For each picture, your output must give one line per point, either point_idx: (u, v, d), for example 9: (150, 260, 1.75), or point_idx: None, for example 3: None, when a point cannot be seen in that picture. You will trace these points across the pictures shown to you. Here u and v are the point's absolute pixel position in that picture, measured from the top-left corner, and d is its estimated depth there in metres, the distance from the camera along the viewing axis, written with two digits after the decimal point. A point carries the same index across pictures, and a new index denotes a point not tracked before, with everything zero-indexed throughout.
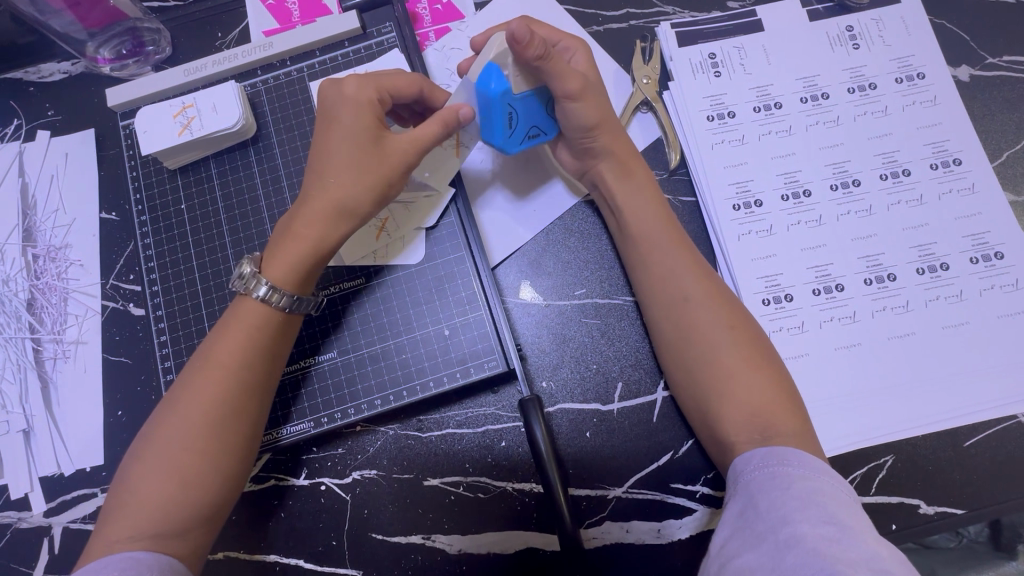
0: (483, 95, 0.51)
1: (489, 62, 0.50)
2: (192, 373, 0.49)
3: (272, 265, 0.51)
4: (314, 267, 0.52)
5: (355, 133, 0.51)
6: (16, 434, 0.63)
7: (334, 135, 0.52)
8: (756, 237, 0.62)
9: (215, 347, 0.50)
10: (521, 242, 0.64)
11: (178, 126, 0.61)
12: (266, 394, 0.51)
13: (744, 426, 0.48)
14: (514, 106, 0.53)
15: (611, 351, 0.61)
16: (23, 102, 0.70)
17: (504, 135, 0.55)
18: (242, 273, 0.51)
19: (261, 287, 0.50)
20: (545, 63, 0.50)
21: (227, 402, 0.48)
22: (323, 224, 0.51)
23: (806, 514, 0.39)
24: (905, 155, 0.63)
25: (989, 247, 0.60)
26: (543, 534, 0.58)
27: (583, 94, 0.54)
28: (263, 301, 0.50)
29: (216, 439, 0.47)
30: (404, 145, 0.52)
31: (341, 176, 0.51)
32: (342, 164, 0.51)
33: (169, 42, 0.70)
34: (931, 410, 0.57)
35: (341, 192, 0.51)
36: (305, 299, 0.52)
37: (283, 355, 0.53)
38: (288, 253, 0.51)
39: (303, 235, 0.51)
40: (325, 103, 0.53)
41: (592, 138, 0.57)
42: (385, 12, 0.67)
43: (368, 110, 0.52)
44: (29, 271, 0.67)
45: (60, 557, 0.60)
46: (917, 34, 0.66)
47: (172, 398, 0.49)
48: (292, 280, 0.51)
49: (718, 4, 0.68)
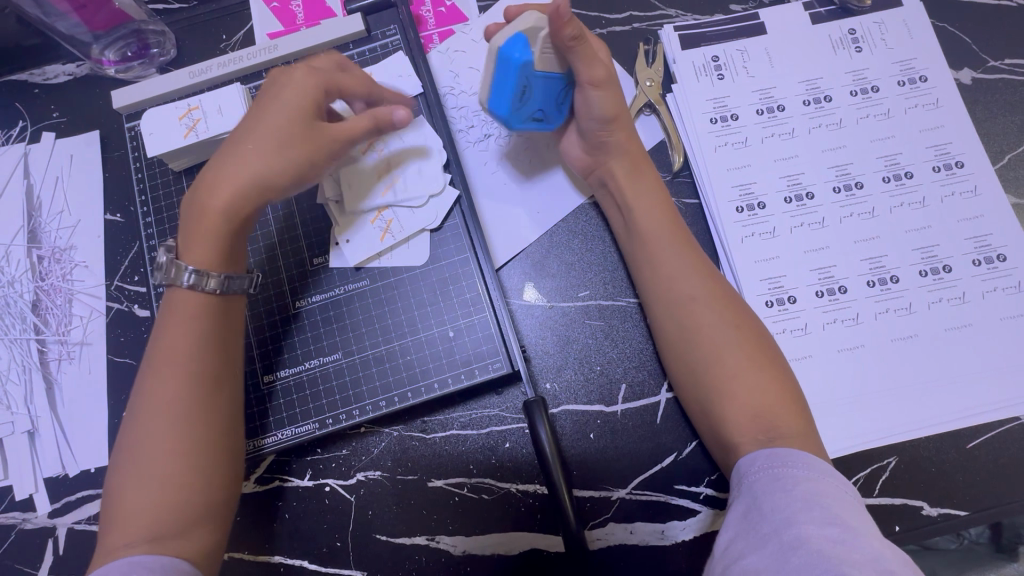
0: (505, 63, 0.51)
1: (518, 33, 0.50)
2: (151, 373, 0.49)
3: (192, 245, 0.50)
4: (232, 247, 0.52)
5: (288, 111, 0.52)
6: (21, 435, 0.63)
7: (270, 112, 0.52)
8: (759, 239, 0.62)
9: (167, 345, 0.50)
10: (525, 243, 0.64)
11: (184, 128, 0.61)
12: (229, 382, 0.51)
13: (747, 428, 0.48)
14: (530, 81, 0.53)
15: (615, 352, 0.61)
16: (29, 104, 0.71)
17: (511, 106, 0.54)
18: (161, 263, 0.51)
19: (183, 274, 0.50)
20: (579, 45, 0.51)
21: (190, 395, 0.48)
22: (240, 201, 0.51)
23: (810, 515, 0.40)
24: (907, 157, 0.63)
25: (991, 249, 0.61)
26: (547, 535, 0.58)
27: (604, 84, 0.55)
28: (193, 287, 0.50)
29: (187, 431, 0.47)
30: (335, 134, 0.54)
31: (268, 154, 0.51)
32: (270, 141, 0.51)
33: (174, 45, 0.71)
34: (934, 411, 0.57)
35: (264, 170, 0.51)
36: (238, 278, 0.52)
37: (236, 346, 0.53)
38: (202, 231, 0.50)
39: (219, 213, 0.50)
40: (269, 85, 0.54)
41: (608, 131, 0.58)
42: (390, 15, 0.67)
43: (311, 95, 0.53)
44: (34, 273, 0.67)
45: (64, 558, 0.60)
46: (919, 37, 0.66)
47: (136, 401, 0.49)
48: (204, 259, 0.50)
49: (721, 7, 0.69)
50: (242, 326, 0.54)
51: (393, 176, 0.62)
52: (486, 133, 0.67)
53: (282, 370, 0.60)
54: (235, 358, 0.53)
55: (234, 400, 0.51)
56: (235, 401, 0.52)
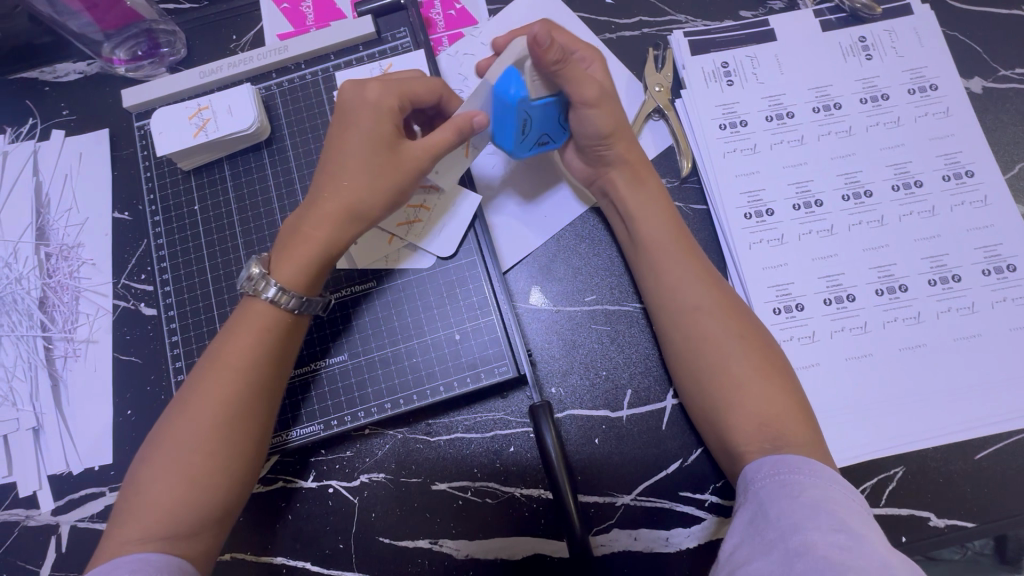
0: (501, 101, 0.52)
1: (509, 67, 0.51)
2: (205, 373, 0.49)
3: (283, 267, 0.50)
4: (323, 268, 0.52)
5: (374, 136, 0.51)
6: (25, 432, 0.63)
7: (353, 138, 0.52)
8: (767, 246, 0.62)
9: (226, 348, 0.50)
10: (532, 247, 0.64)
11: (194, 127, 0.61)
12: (276, 393, 0.51)
13: (752, 437, 0.48)
14: (529, 114, 0.53)
15: (622, 358, 0.61)
16: (39, 101, 0.71)
17: (514, 140, 0.55)
18: (251, 274, 0.50)
19: (269, 289, 0.50)
20: (564, 69, 0.50)
21: (239, 403, 0.48)
22: (333, 227, 0.51)
23: (816, 522, 0.39)
24: (917, 166, 0.63)
25: (1001, 260, 0.60)
26: (551, 541, 0.58)
27: (599, 102, 0.54)
28: (271, 302, 0.50)
29: (228, 438, 0.47)
30: (419, 153, 0.52)
31: (354, 176, 0.51)
32: (358, 166, 0.51)
33: (184, 44, 0.71)
34: (940, 421, 0.57)
35: (353, 195, 0.51)
36: (313, 300, 0.52)
37: (288, 360, 0.52)
38: (296, 257, 0.51)
39: (311, 236, 0.51)
40: (351, 101, 0.53)
41: (607, 146, 0.57)
42: (399, 18, 0.68)
43: (388, 114, 0.52)
44: (41, 270, 0.67)
45: (67, 556, 0.60)
46: (930, 45, 0.66)
47: (181, 399, 0.48)
48: (300, 285, 0.51)
49: (731, 13, 0.69)
50: (300, 341, 0.54)
51: (421, 214, 0.61)
52: None
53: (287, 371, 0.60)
54: (289, 371, 0.52)
55: (274, 411, 0.51)
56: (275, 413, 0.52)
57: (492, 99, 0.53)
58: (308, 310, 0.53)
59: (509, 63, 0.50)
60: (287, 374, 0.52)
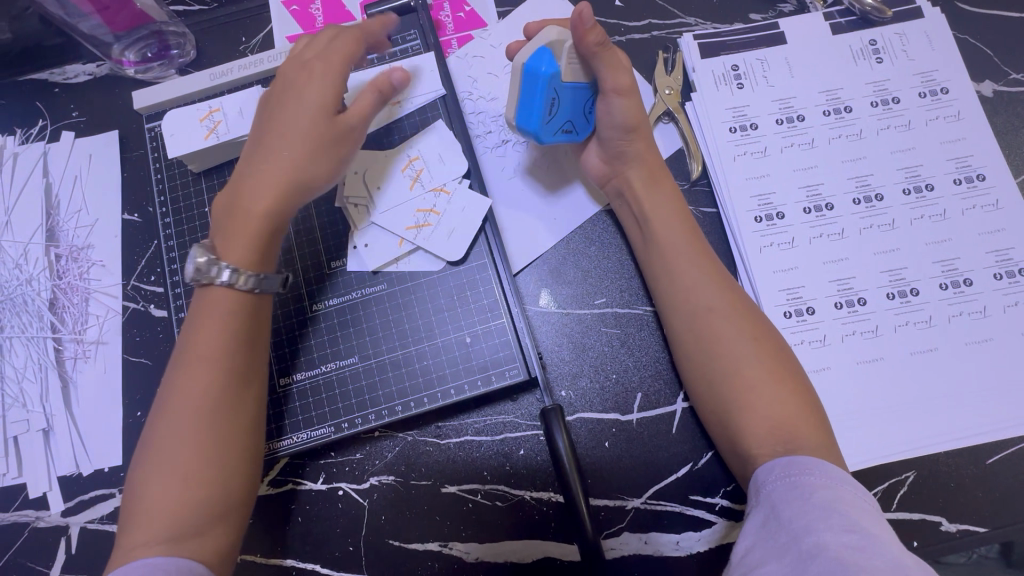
0: (532, 77, 0.52)
1: (542, 47, 0.52)
2: (180, 369, 0.49)
3: (230, 244, 0.51)
4: (270, 241, 0.53)
5: (308, 108, 0.54)
6: (36, 433, 0.63)
7: (289, 112, 0.54)
8: (777, 249, 0.62)
9: (195, 341, 0.50)
10: (541, 250, 0.64)
11: (205, 130, 0.62)
12: (255, 381, 0.51)
13: (763, 440, 0.48)
14: (558, 94, 0.54)
15: (631, 361, 0.61)
16: (49, 103, 0.71)
17: (541, 120, 0.54)
18: (196, 262, 0.50)
19: (219, 269, 0.50)
20: (602, 52, 0.52)
21: (219, 393, 0.48)
22: (273, 197, 0.53)
23: (829, 522, 0.39)
24: (928, 169, 0.63)
25: (1012, 264, 0.60)
26: (560, 544, 0.58)
27: (628, 92, 0.56)
28: (226, 285, 0.50)
29: (215, 430, 0.47)
30: (352, 120, 0.56)
31: (294, 147, 0.53)
32: (298, 140, 0.54)
33: (193, 46, 0.71)
34: (952, 426, 0.57)
35: (296, 169, 0.53)
36: (272, 276, 0.52)
37: (259, 347, 0.52)
38: (241, 230, 0.52)
39: (253, 208, 0.52)
40: (285, 80, 0.56)
41: (629, 140, 0.58)
42: (409, 20, 0.68)
43: (316, 84, 0.55)
44: (52, 271, 0.68)
45: (76, 557, 0.60)
46: (941, 49, 0.66)
47: (163, 398, 0.49)
48: (247, 257, 0.51)
49: (741, 16, 0.69)
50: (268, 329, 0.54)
51: (430, 218, 0.62)
52: (504, 138, 0.67)
53: (297, 373, 0.60)
54: (261, 357, 0.53)
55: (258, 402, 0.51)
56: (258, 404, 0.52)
57: (523, 77, 0.53)
58: (268, 288, 0.52)
59: (543, 43, 0.52)
60: (263, 361, 0.53)
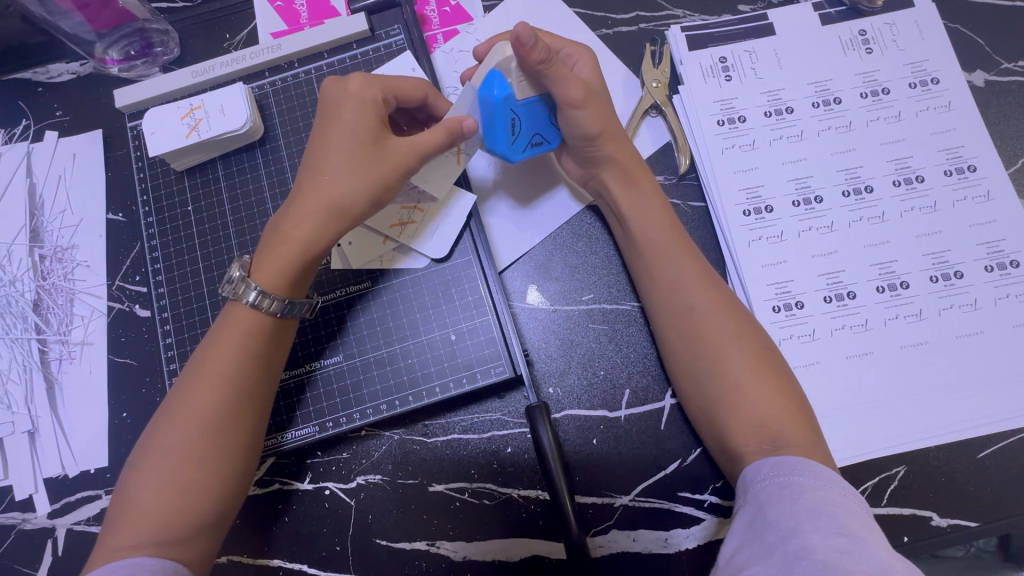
0: (486, 102, 0.51)
1: (491, 70, 0.51)
2: (189, 376, 0.49)
3: (264, 265, 0.50)
4: (305, 268, 0.51)
5: (359, 135, 0.51)
6: (21, 436, 0.63)
7: (335, 134, 0.51)
8: (766, 243, 0.61)
9: (210, 351, 0.49)
10: (529, 245, 0.64)
11: (186, 127, 0.61)
12: (264, 399, 0.51)
13: (751, 437, 0.47)
14: (516, 113, 0.53)
15: (619, 357, 0.61)
16: (32, 102, 0.70)
17: (506, 141, 0.54)
18: (231, 277, 0.50)
19: (249, 292, 0.50)
20: (549, 69, 0.49)
21: (225, 407, 0.48)
22: (316, 226, 0.50)
23: (816, 524, 0.39)
24: (918, 161, 0.62)
25: (1004, 255, 0.60)
26: (548, 542, 0.58)
27: (585, 102, 0.53)
28: (253, 307, 0.50)
29: (216, 442, 0.47)
30: (404, 150, 0.51)
31: (338, 175, 0.50)
32: (340, 161, 0.51)
33: (177, 44, 0.70)
34: (942, 419, 0.56)
35: (335, 191, 0.50)
36: (297, 303, 0.51)
37: (273, 361, 0.52)
38: (280, 257, 0.50)
39: (296, 237, 0.50)
40: (335, 100, 0.53)
41: (596, 147, 0.57)
42: (393, 15, 0.67)
43: (371, 109, 0.52)
44: (36, 272, 0.67)
45: (63, 559, 0.60)
46: (931, 38, 0.65)
47: (168, 404, 0.48)
48: (281, 285, 0.50)
49: (729, 7, 0.68)
50: (285, 349, 0.53)
51: (414, 215, 0.61)
52: None
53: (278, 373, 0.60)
54: (275, 371, 0.52)
55: (264, 419, 0.51)
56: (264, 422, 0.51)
57: (478, 103, 0.52)
58: (294, 312, 0.52)
59: (491, 65, 0.50)
60: (275, 375, 0.52)
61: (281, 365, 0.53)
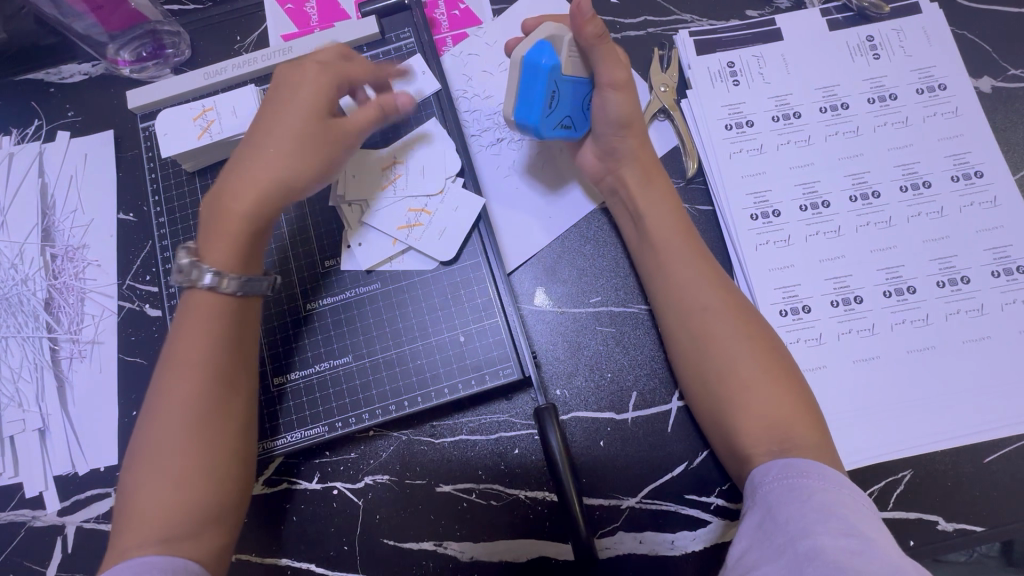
0: (533, 70, 0.52)
1: (542, 41, 0.52)
2: (166, 371, 0.49)
3: (214, 244, 0.51)
4: (252, 244, 0.52)
5: (304, 113, 0.53)
6: (32, 433, 0.64)
7: (283, 114, 0.53)
8: (774, 246, 0.61)
9: (181, 342, 0.50)
10: (537, 247, 0.64)
11: (198, 129, 0.62)
12: (246, 387, 0.51)
13: (760, 439, 0.48)
14: (558, 88, 0.54)
15: (626, 359, 0.61)
16: (45, 103, 0.71)
17: (543, 112, 0.53)
18: (180, 265, 0.50)
19: (203, 274, 0.50)
20: (601, 45, 0.53)
21: (209, 398, 0.48)
22: (262, 199, 0.52)
23: (826, 526, 0.39)
24: (925, 167, 0.62)
25: (1011, 261, 0.60)
26: (555, 543, 0.58)
27: (622, 85, 0.56)
28: (209, 289, 0.50)
29: (205, 432, 0.47)
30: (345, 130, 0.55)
31: (285, 152, 0.52)
32: (287, 138, 0.53)
33: (188, 45, 0.71)
34: (948, 424, 0.57)
35: (282, 166, 0.52)
36: (255, 279, 0.52)
37: (247, 348, 0.52)
38: (227, 232, 0.51)
39: (240, 211, 0.51)
40: (283, 80, 0.55)
41: (621, 137, 0.58)
42: (404, 18, 0.68)
43: (319, 87, 0.54)
44: (48, 271, 0.68)
45: (73, 557, 0.60)
46: (938, 44, 0.65)
47: (152, 400, 0.49)
48: (232, 261, 0.51)
49: (738, 12, 0.68)
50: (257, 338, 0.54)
51: (420, 218, 0.61)
52: (498, 136, 0.67)
53: (278, 376, 0.60)
54: (250, 358, 0.52)
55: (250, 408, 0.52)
56: (250, 410, 0.52)
57: (522, 73, 0.52)
58: (253, 290, 0.52)
59: (540, 37, 0.52)
60: (251, 363, 0.53)
61: (255, 351, 0.53)
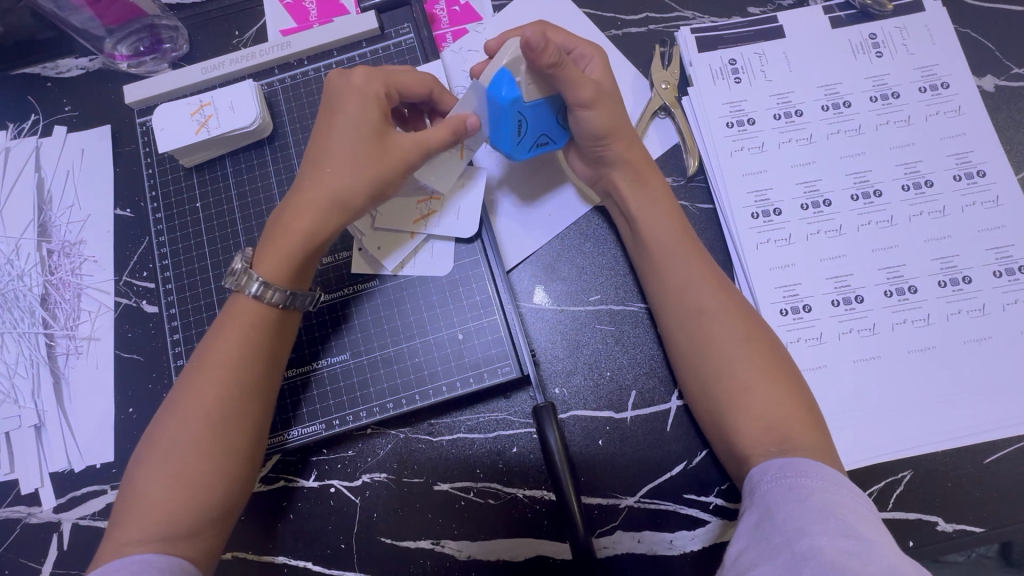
0: (494, 102, 0.51)
1: (502, 69, 0.50)
2: (195, 368, 0.49)
3: (263, 257, 0.51)
4: (306, 261, 0.52)
5: (361, 130, 0.52)
6: (27, 430, 0.63)
7: (340, 129, 0.52)
8: (775, 245, 0.61)
9: (215, 341, 0.50)
10: (535, 246, 0.64)
11: (195, 124, 0.61)
12: (272, 391, 0.51)
13: (759, 439, 0.47)
14: (524, 114, 0.53)
15: (626, 358, 0.61)
16: (42, 97, 0.70)
17: (512, 141, 0.55)
18: (234, 270, 0.51)
19: (253, 283, 0.50)
20: (559, 73, 0.49)
21: (230, 395, 0.48)
22: (315, 217, 0.51)
23: (824, 526, 0.39)
24: (927, 165, 0.62)
25: (1013, 261, 0.59)
26: (553, 542, 0.58)
27: (595, 103, 0.53)
28: (257, 297, 0.50)
29: (223, 436, 0.47)
30: (407, 145, 0.52)
31: (340, 170, 0.51)
32: (345, 156, 0.51)
33: (186, 40, 0.70)
34: (949, 425, 0.56)
35: (335, 184, 0.51)
36: (301, 294, 0.52)
37: (275, 355, 0.52)
38: (281, 248, 0.51)
39: (296, 228, 0.51)
40: (339, 94, 0.53)
41: (604, 146, 0.56)
42: (403, 14, 0.67)
43: (373, 104, 0.52)
44: (44, 266, 0.67)
45: (69, 555, 0.60)
46: (941, 43, 0.65)
47: (174, 396, 0.49)
48: (283, 276, 0.51)
49: (739, 9, 0.68)
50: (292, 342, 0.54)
51: (433, 205, 0.61)
52: None
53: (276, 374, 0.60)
54: (277, 364, 0.52)
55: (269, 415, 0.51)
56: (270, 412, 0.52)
57: (486, 102, 0.52)
58: (296, 304, 0.52)
59: (500, 65, 0.50)
60: (276, 369, 0.52)
61: (284, 357, 0.53)
